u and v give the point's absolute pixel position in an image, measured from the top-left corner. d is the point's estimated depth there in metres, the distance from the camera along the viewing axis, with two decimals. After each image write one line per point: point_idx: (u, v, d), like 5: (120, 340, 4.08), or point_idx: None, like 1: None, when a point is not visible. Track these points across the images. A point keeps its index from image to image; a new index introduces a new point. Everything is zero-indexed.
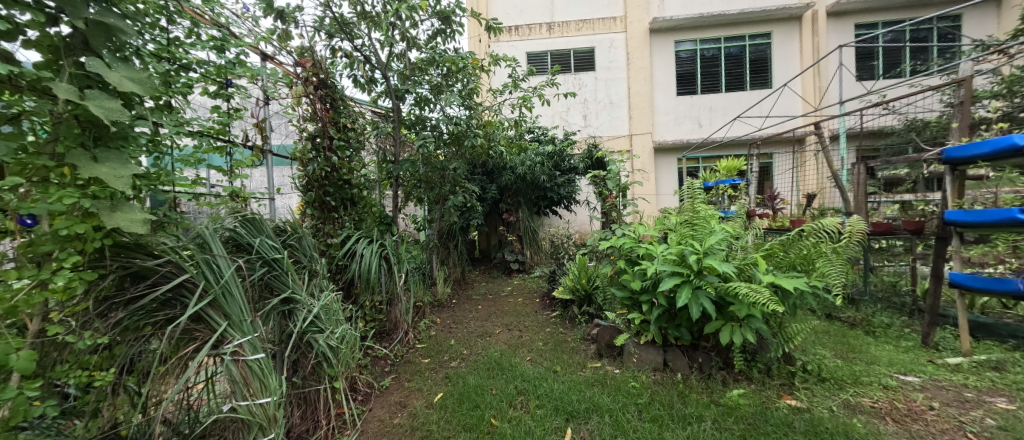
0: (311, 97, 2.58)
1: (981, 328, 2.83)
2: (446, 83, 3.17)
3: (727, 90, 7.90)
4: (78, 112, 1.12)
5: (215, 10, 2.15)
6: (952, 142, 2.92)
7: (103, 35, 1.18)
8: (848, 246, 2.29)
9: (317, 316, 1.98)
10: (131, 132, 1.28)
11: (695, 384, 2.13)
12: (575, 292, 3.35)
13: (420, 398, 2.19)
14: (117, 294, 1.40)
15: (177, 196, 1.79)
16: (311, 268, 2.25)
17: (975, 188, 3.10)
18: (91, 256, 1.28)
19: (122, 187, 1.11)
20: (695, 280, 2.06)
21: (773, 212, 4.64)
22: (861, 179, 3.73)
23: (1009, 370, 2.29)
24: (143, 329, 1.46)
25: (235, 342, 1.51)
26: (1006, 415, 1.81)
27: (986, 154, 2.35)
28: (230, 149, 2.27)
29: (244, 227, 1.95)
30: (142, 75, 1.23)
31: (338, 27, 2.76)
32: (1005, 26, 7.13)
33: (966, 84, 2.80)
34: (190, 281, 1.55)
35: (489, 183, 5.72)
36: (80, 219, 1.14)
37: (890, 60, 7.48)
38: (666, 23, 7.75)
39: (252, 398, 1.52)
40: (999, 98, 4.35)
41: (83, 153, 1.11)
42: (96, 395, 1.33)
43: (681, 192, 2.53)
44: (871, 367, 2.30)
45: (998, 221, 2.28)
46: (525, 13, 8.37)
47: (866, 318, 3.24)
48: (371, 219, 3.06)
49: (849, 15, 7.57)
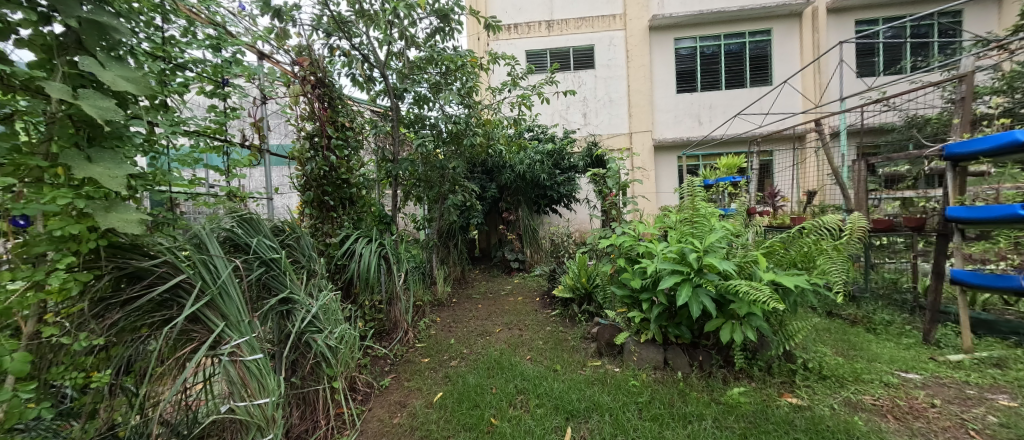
0: (309, 96, 2.56)
1: (982, 325, 2.82)
2: (445, 81, 3.15)
3: (727, 87, 7.88)
4: (73, 112, 1.11)
5: (211, 8, 2.14)
6: (953, 137, 2.90)
7: (96, 34, 1.16)
8: (849, 243, 2.26)
9: (315, 316, 1.97)
10: (125, 132, 1.26)
11: (695, 382, 2.13)
12: (575, 290, 3.34)
13: (420, 397, 2.19)
14: (113, 295, 1.39)
15: (174, 197, 1.79)
16: (310, 268, 2.24)
17: (976, 185, 3.08)
18: (86, 257, 1.28)
19: (117, 188, 1.10)
20: (695, 278, 2.05)
21: (774, 210, 4.63)
22: (861, 176, 3.71)
23: (1010, 367, 2.28)
24: (140, 330, 1.46)
25: (233, 342, 1.51)
26: (1009, 413, 1.80)
27: (988, 149, 2.33)
28: (228, 148, 2.26)
29: (241, 227, 1.94)
30: (137, 74, 1.22)
31: (336, 25, 2.74)
32: (1006, 21, 7.11)
33: (968, 80, 2.78)
34: (187, 282, 1.55)
35: (488, 182, 5.73)
36: (75, 220, 1.13)
37: (891, 56, 7.45)
38: (666, 20, 7.72)
39: (250, 398, 1.52)
40: (1000, 94, 4.32)
41: (77, 154, 1.10)
42: (93, 397, 1.32)
43: (681, 190, 2.51)
44: (872, 365, 2.29)
45: (999, 218, 2.27)
46: (525, 11, 8.34)
47: (867, 316, 3.23)
48: (370, 219, 3.06)
49: (849, 11, 7.53)
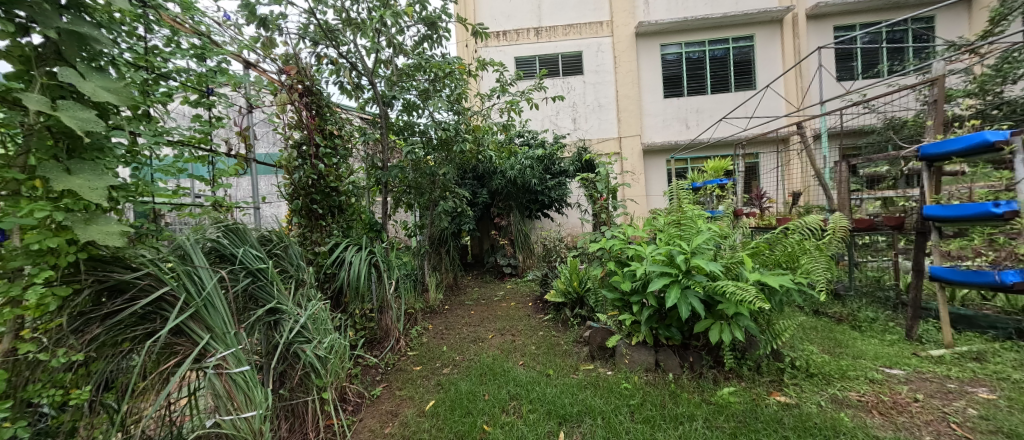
0: (296, 105, 2.52)
1: (962, 320, 2.90)
2: (434, 88, 3.18)
3: (712, 91, 8.05)
4: (52, 124, 1.09)
5: (195, 18, 2.10)
6: (928, 138, 2.98)
7: (77, 45, 1.15)
8: (831, 242, 2.31)
9: (304, 326, 1.94)
10: (107, 143, 1.25)
11: (687, 383, 2.15)
12: (567, 295, 3.37)
13: (412, 406, 2.17)
14: (93, 309, 1.36)
15: (159, 208, 1.77)
16: (298, 277, 2.21)
17: (953, 184, 3.17)
18: (65, 271, 1.24)
19: (97, 200, 1.08)
20: (684, 280, 2.07)
21: (761, 210, 4.72)
22: (844, 177, 3.80)
23: (989, 361, 2.35)
24: (122, 344, 1.43)
25: (218, 355, 1.49)
26: (987, 405, 1.86)
27: (960, 150, 2.43)
28: (213, 158, 2.23)
29: (227, 237, 1.91)
30: (118, 85, 1.20)
31: (323, 33, 2.73)
32: (976, 26, 7.39)
33: (939, 83, 2.88)
34: (171, 294, 1.52)
35: (479, 188, 5.77)
36: (53, 233, 1.11)
37: (868, 60, 7.69)
38: (652, 27, 7.87)
39: (237, 412, 1.50)
40: (972, 97, 4.47)
41: (55, 165, 1.07)
42: (72, 415, 1.27)
43: (670, 193, 2.55)
44: (857, 362, 2.34)
45: (973, 216, 2.35)
46: (513, 18, 8.42)
47: (852, 313, 3.30)
48: (360, 226, 3.04)
49: (828, 17, 7.76)
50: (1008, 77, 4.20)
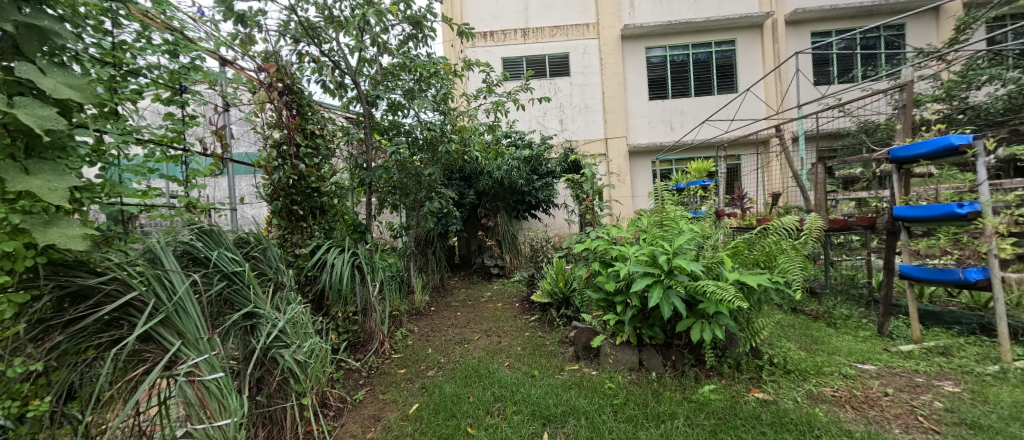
0: (275, 103, 2.45)
1: (930, 316, 3.03)
2: (419, 88, 3.15)
3: (696, 94, 8.20)
4: (10, 122, 1.02)
5: (168, 13, 2.02)
6: (898, 141, 3.10)
7: (37, 39, 1.10)
8: (807, 242, 2.37)
9: (282, 330, 1.89)
10: (68, 142, 1.20)
11: (669, 382, 2.18)
12: (553, 295, 3.38)
13: (396, 410, 2.14)
14: (54, 316, 1.30)
15: (128, 210, 1.70)
16: (277, 280, 2.16)
17: (921, 185, 3.30)
18: (22, 276, 1.18)
19: (58, 201, 1.03)
20: (666, 280, 2.10)
21: (742, 211, 4.83)
22: (820, 178, 3.92)
23: (954, 355, 2.45)
24: (86, 352, 1.37)
25: (190, 362, 1.44)
26: (952, 398, 1.94)
27: (927, 153, 2.53)
28: (187, 157, 2.15)
29: (201, 240, 1.84)
30: (82, 81, 1.15)
31: (304, 31, 2.67)
32: (943, 34, 7.73)
33: (908, 88, 2.99)
34: (140, 299, 1.46)
35: (466, 188, 5.75)
36: (8, 236, 1.05)
37: (843, 65, 7.96)
38: (637, 29, 7.97)
39: (210, 421, 1.45)
40: (940, 102, 4.67)
41: (13, 165, 1.02)
42: (31, 427, 1.22)
43: (653, 194, 2.58)
44: (832, 358, 2.41)
45: (940, 216, 2.45)
46: (500, 19, 8.42)
47: (827, 311, 3.41)
48: (343, 227, 2.99)
49: (806, 23, 7.99)
50: (971, 83, 4.41)
